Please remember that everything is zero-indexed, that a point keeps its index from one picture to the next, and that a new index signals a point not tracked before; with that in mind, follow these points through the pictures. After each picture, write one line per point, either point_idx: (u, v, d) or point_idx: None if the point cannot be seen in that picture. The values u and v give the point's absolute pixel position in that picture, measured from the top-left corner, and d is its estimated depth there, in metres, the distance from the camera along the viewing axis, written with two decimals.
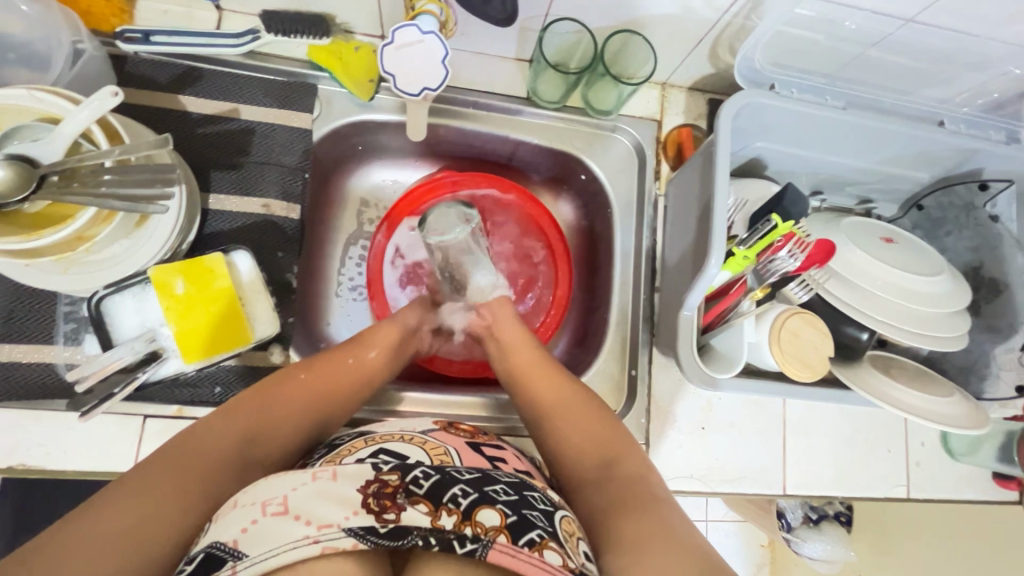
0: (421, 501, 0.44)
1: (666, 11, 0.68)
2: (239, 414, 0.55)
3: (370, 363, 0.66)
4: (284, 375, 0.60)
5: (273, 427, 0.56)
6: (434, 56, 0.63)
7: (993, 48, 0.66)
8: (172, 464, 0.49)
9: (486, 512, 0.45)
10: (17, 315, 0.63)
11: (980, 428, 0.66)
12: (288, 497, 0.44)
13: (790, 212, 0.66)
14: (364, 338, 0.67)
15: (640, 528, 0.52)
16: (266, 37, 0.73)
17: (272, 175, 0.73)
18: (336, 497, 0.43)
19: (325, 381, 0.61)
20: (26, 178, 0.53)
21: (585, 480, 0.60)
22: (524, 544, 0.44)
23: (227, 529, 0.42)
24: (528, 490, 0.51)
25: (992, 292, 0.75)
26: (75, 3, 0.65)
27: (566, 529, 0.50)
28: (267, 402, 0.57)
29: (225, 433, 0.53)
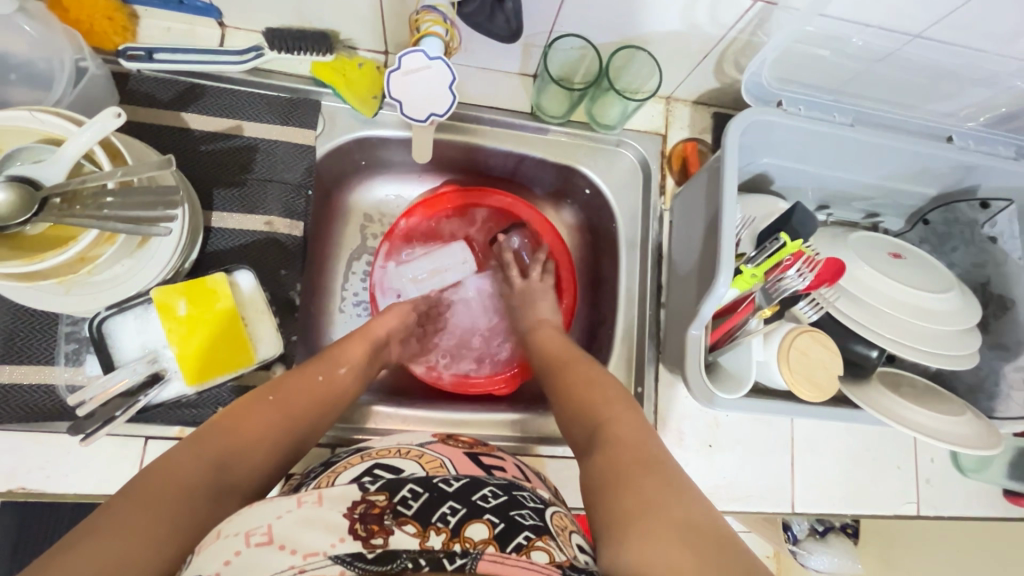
0: (408, 522, 0.43)
1: (671, 27, 0.67)
2: (210, 439, 0.52)
3: (341, 380, 0.64)
4: (251, 399, 0.57)
5: (245, 452, 0.53)
6: (440, 82, 0.61)
7: (1000, 64, 0.66)
8: (142, 498, 0.44)
9: (474, 526, 0.44)
10: (16, 336, 0.63)
11: (992, 448, 0.64)
12: (272, 527, 0.42)
13: (798, 231, 0.65)
14: (331, 356, 0.66)
15: (640, 497, 0.49)
16: (269, 54, 0.72)
17: (275, 193, 0.73)
18: (323, 523, 0.42)
19: (297, 399, 0.59)
20: (26, 200, 0.52)
21: (587, 446, 0.58)
22: (511, 550, 0.43)
23: (208, 561, 0.40)
24: (518, 490, 0.51)
25: (1001, 308, 0.74)
26: (77, 21, 0.65)
27: (557, 523, 0.50)
28: (237, 426, 0.54)
29: (196, 460, 0.49)
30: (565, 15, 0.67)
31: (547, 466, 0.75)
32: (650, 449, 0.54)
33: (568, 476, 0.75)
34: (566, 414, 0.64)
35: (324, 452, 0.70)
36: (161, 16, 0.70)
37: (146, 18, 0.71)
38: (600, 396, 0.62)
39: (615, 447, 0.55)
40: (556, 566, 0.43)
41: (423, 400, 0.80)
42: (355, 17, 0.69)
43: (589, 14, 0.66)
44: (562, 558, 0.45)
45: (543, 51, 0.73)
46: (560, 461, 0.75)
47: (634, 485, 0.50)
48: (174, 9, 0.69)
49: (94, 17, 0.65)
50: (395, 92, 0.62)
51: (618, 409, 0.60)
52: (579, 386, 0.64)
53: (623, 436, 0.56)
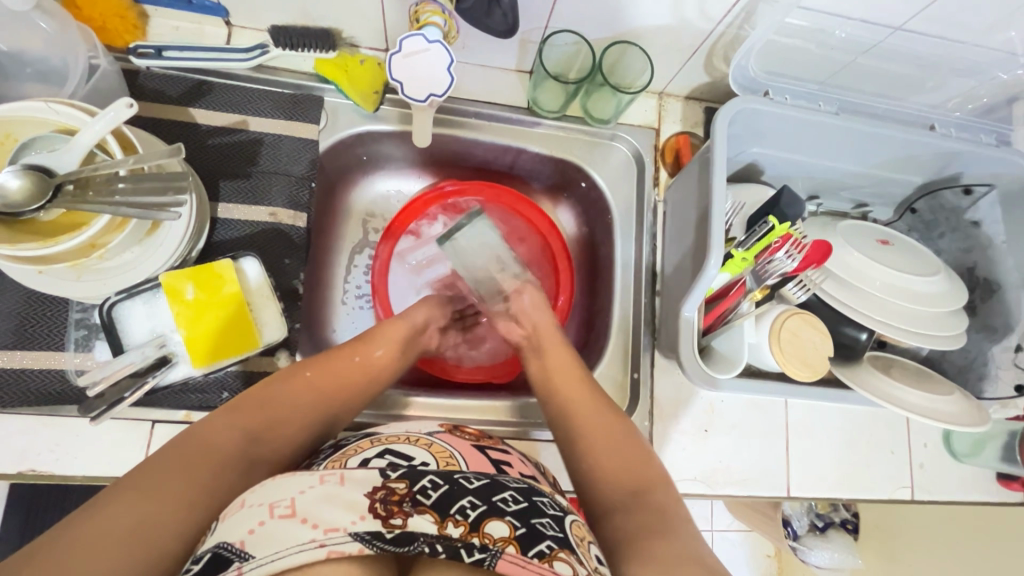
0: (428, 510, 0.45)
1: (662, 22, 0.70)
2: (248, 409, 0.55)
3: (377, 362, 0.65)
4: (289, 374, 0.60)
5: (278, 426, 0.55)
6: (439, 63, 0.64)
7: (980, 54, 0.68)
8: (178, 461, 0.47)
9: (494, 524, 0.46)
10: (28, 322, 0.64)
11: (981, 424, 0.66)
12: (296, 500, 0.43)
13: (787, 214, 0.66)
14: (369, 337, 0.67)
15: (678, 563, 0.48)
16: (274, 51, 0.75)
17: (279, 184, 0.75)
18: (342, 501, 0.44)
19: (333, 377, 0.61)
20: (41, 186, 0.54)
21: (616, 504, 0.57)
22: (533, 556, 0.44)
23: (234, 528, 0.42)
24: (537, 496, 0.51)
25: (988, 292, 0.76)
26: (91, 20, 0.67)
27: (576, 534, 0.50)
28: (274, 399, 0.57)
29: (233, 429, 0.52)
30: (560, 11, 0.69)
31: (545, 451, 0.76)
32: (676, 518, 0.55)
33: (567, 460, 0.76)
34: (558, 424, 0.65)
35: None
36: (170, 15, 0.73)
37: (156, 17, 0.73)
38: (625, 448, 0.61)
39: (642, 513, 0.55)
40: None
41: (425, 388, 0.81)
42: (358, 15, 0.72)
43: (583, 10, 0.69)
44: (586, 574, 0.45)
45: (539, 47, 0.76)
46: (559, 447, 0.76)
47: (663, 549, 0.50)
48: (183, 9, 0.72)
49: (107, 16, 0.68)
50: (399, 76, 0.65)
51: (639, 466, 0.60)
52: (596, 430, 0.63)
53: (652, 506, 0.56)
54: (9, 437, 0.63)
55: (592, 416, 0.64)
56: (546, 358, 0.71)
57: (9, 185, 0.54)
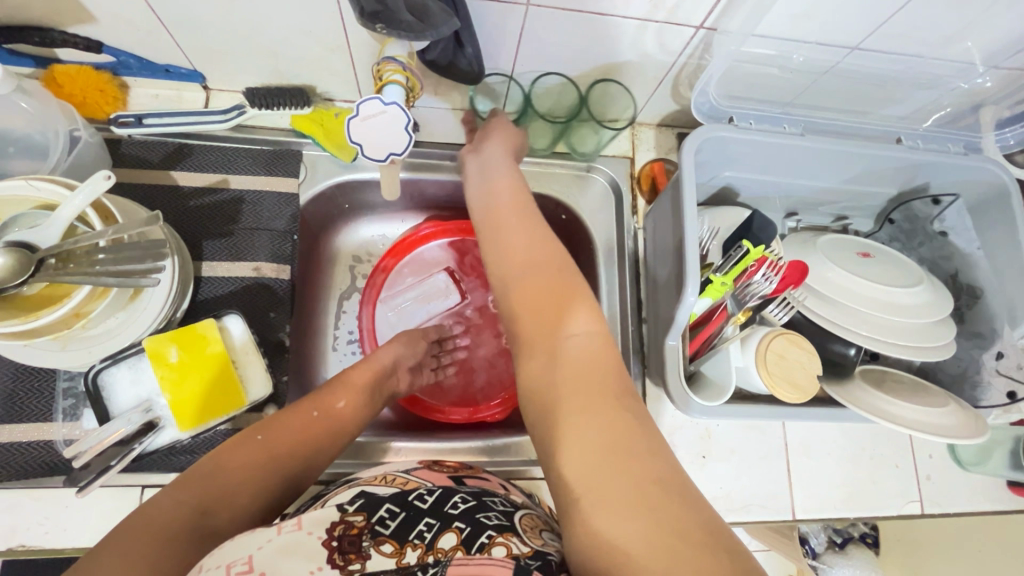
0: (386, 540, 0.45)
1: (626, 58, 0.72)
2: (195, 482, 0.52)
3: (340, 413, 0.65)
4: (241, 439, 0.58)
5: (231, 493, 0.53)
6: (396, 124, 0.63)
7: (939, 67, 0.70)
8: (125, 545, 0.45)
9: (445, 536, 0.46)
10: (17, 395, 0.65)
11: (981, 436, 0.64)
12: (253, 556, 0.42)
13: (760, 238, 0.68)
14: (332, 389, 0.67)
15: (604, 446, 0.46)
16: (252, 111, 0.77)
17: (262, 240, 0.76)
18: (301, 550, 0.43)
19: (290, 434, 0.60)
20: (24, 264, 0.55)
21: (552, 371, 0.53)
22: (475, 550, 0.44)
23: None
24: (487, 496, 0.53)
25: (974, 298, 0.75)
26: (71, 95, 0.69)
27: (526, 523, 0.51)
28: (223, 467, 0.55)
29: (180, 505, 0.50)
30: (525, 54, 0.72)
31: (543, 488, 0.75)
32: (608, 380, 0.51)
33: None
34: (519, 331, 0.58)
35: (318, 489, 0.71)
36: (150, 84, 0.75)
37: (136, 87, 0.76)
38: (565, 301, 0.57)
39: (575, 380, 0.51)
40: (513, 557, 0.44)
41: (416, 432, 0.81)
42: (329, 72, 0.74)
43: (548, 53, 0.71)
44: (523, 550, 0.45)
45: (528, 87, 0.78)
46: None
47: (587, 425, 0.47)
48: (162, 78, 0.74)
49: (87, 91, 0.70)
50: (357, 137, 0.64)
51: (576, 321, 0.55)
52: (534, 292, 0.58)
53: (587, 368, 0.52)
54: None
55: (532, 270, 0.60)
56: (506, 258, 0.62)
57: None
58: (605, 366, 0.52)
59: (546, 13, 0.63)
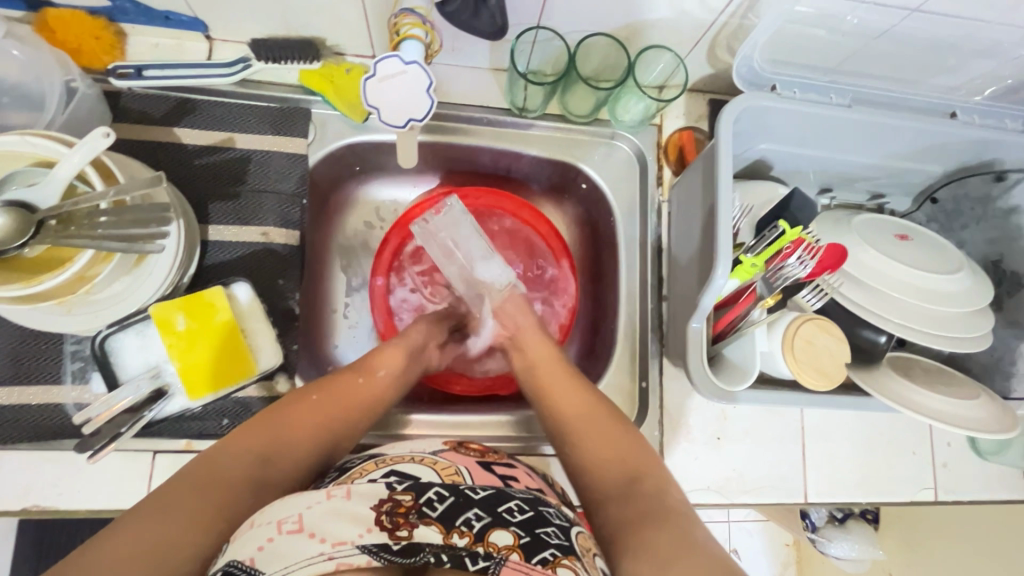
0: (433, 522, 0.45)
1: (660, 15, 0.66)
2: (254, 433, 0.54)
3: (380, 381, 0.64)
4: (297, 397, 0.59)
5: (286, 450, 0.54)
6: (417, 86, 0.60)
7: (1005, 33, 0.63)
8: (187, 492, 0.47)
9: (498, 533, 0.46)
10: (25, 357, 0.64)
11: (1008, 431, 0.62)
12: (303, 516, 0.44)
13: (798, 217, 0.64)
14: (371, 359, 0.65)
15: (652, 530, 0.51)
16: (257, 65, 0.72)
17: (269, 203, 0.73)
18: (350, 515, 0.44)
19: (336, 400, 0.60)
20: (23, 224, 0.52)
21: (605, 493, 0.58)
22: (537, 562, 0.45)
23: (243, 546, 0.42)
24: (544, 505, 0.52)
25: (1014, 286, 0.72)
26: (65, 43, 0.65)
27: (583, 544, 0.51)
28: (281, 424, 0.55)
29: (242, 454, 0.52)
30: (552, 8, 0.65)
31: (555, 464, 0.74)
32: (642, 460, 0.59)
33: None
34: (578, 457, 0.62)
35: None
36: (149, 32, 0.70)
37: (134, 35, 0.71)
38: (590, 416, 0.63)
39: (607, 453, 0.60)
40: None
41: (428, 403, 0.80)
42: (338, 22, 0.69)
43: (576, 7, 0.65)
44: None
45: (573, 48, 0.73)
46: None
47: (641, 507, 0.54)
48: (160, 25, 0.69)
49: (82, 38, 0.66)
50: (371, 101, 0.60)
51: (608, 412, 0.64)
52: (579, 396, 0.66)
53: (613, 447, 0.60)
54: (12, 475, 0.62)
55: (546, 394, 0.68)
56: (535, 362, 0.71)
57: None
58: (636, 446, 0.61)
59: None
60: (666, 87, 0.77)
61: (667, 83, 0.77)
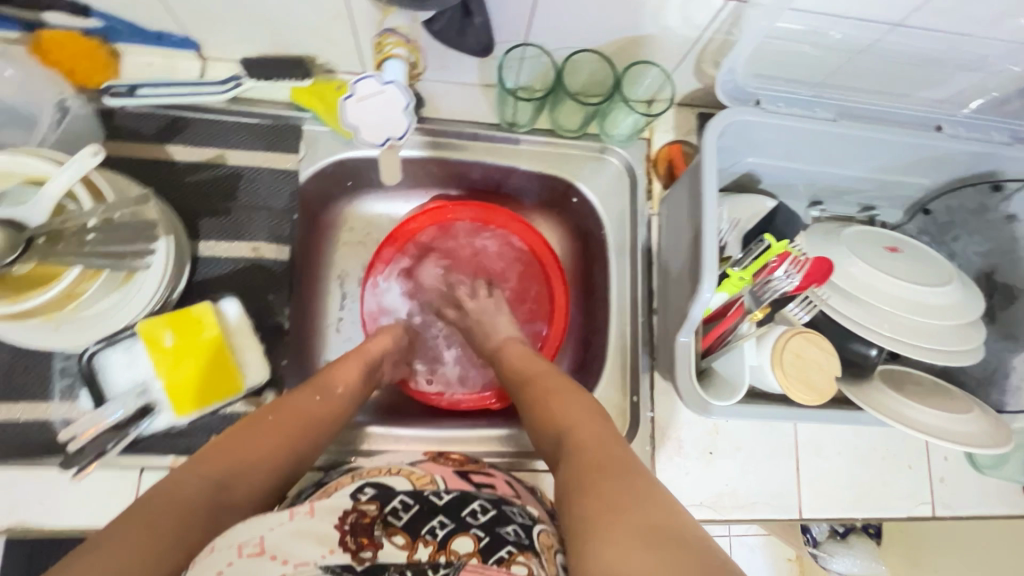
0: (398, 532, 0.47)
1: (645, 31, 0.67)
2: (210, 461, 0.52)
3: (339, 400, 0.64)
4: (252, 420, 0.58)
5: (246, 472, 0.52)
6: (396, 106, 0.60)
7: (989, 47, 0.63)
8: (143, 515, 0.45)
9: (460, 540, 0.47)
10: (16, 373, 0.64)
11: (1003, 446, 0.61)
12: (264, 538, 0.44)
13: (784, 231, 0.69)
14: (327, 376, 0.66)
15: (593, 490, 0.48)
16: (248, 83, 0.73)
17: (260, 219, 0.73)
18: (312, 534, 0.45)
19: (294, 420, 0.59)
20: (10, 241, 0.52)
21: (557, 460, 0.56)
22: (493, 561, 0.46)
23: (203, 572, 0.41)
24: (506, 504, 0.53)
25: (1008, 299, 0.72)
26: (59, 63, 0.66)
27: (545, 541, 0.51)
28: (237, 447, 0.54)
29: (196, 482, 0.49)
30: (537, 25, 0.66)
31: (544, 480, 0.73)
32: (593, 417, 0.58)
33: None
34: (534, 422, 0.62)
35: (317, 475, 0.70)
36: (141, 51, 0.71)
37: (129, 55, 0.72)
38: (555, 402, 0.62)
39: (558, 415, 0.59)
40: None
41: (418, 418, 0.79)
42: (329, 40, 0.70)
43: (562, 25, 0.66)
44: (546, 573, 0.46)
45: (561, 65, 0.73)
46: None
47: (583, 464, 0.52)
48: (154, 45, 0.70)
49: (76, 58, 0.66)
50: (353, 120, 0.61)
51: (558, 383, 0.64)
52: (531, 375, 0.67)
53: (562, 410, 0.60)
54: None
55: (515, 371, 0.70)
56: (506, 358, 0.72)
57: None
58: (584, 404, 0.60)
59: None
60: (654, 102, 0.78)
61: (654, 98, 0.78)
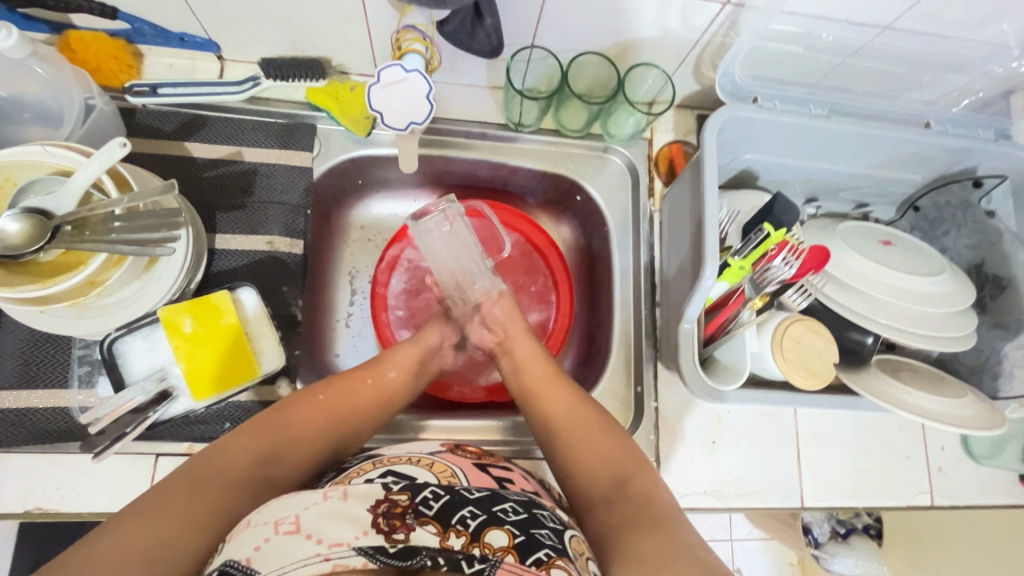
0: (429, 521, 0.45)
1: (647, 34, 0.70)
2: (259, 436, 0.56)
3: (390, 383, 0.66)
4: (304, 395, 0.61)
5: (289, 449, 0.56)
6: (419, 92, 0.64)
7: (973, 49, 0.67)
8: (190, 487, 0.48)
9: (493, 534, 0.46)
10: (34, 361, 0.66)
11: (996, 428, 0.64)
12: (300, 517, 0.44)
13: (782, 221, 0.66)
14: (379, 361, 0.67)
15: (640, 536, 0.52)
16: (266, 83, 0.76)
17: (275, 214, 0.75)
18: (346, 516, 0.43)
19: (343, 402, 0.62)
20: (40, 229, 0.55)
21: (598, 497, 0.60)
22: (531, 563, 0.44)
23: (241, 546, 0.42)
24: (538, 509, 0.52)
25: (998, 289, 0.74)
26: (85, 62, 0.69)
27: (575, 548, 0.50)
28: (285, 424, 0.58)
29: (244, 454, 0.53)
30: (544, 28, 0.70)
31: (550, 468, 0.75)
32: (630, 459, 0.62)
33: None
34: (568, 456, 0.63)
35: None
36: (164, 53, 0.74)
37: (150, 56, 0.75)
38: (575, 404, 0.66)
39: (596, 450, 0.63)
40: None
41: (427, 409, 0.81)
42: (344, 42, 0.73)
43: (567, 29, 0.70)
44: None
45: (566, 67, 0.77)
46: None
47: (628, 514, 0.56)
48: (175, 46, 0.73)
49: (101, 58, 0.69)
50: (377, 106, 0.65)
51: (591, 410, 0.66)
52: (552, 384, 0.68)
53: (605, 448, 0.63)
54: (17, 477, 0.63)
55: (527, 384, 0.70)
56: (524, 362, 0.71)
57: (8, 230, 0.55)
58: (622, 442, 0.63)
59: None
60: (655, 103, 0.80)
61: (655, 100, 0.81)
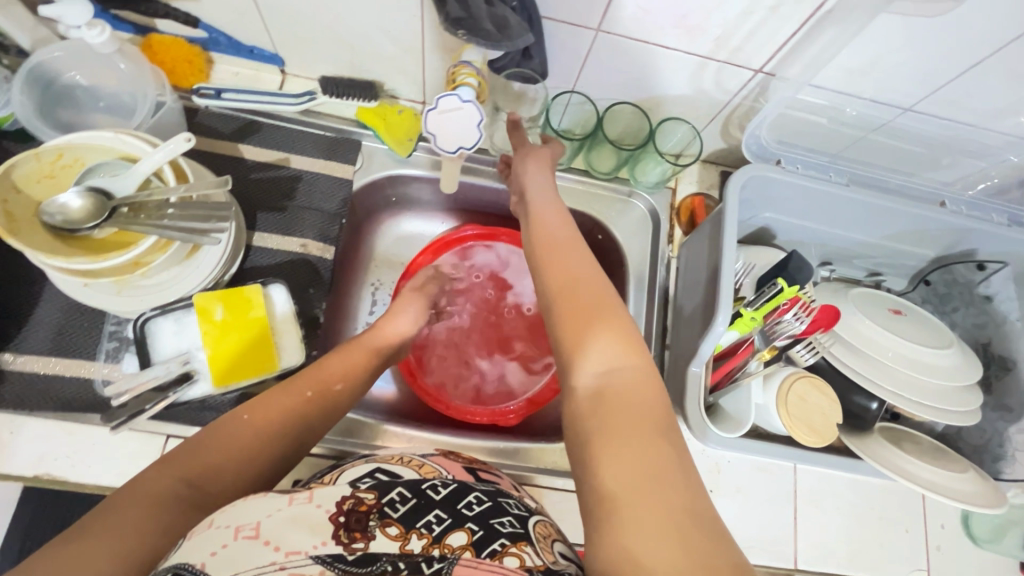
0: (393, 522, 0.45)
1: (682, 91, 0.75)
2: (180, 456, 0.48)
3: (336, 394, 0.60)
4: (226, 418, 0.53)
5: (218, 470, 0.49)
6: (470, 122, 0.68)
7: (990, 138, 0.70)
8: (114, 518, 0.42)
9: (454, 534, 0.45)
10: (68, 331, 0.69)
11: (998, 508, 0.64)
12: (262, 523, 0.42)
13: (796, 278, 0.69)
14: (324, 368, 0.62)
15: (629, 452, 0.44)
16: (321, 98, 0.82)
17: (312, 219, 0.79)
18: (307, 521, 0.42)
19: (275, 419, 0.54)
20: (98, 207, 0.60)
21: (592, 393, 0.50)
22: (486, 555, 0.43)
23: (195, 551, 0.39)
24: (503, 498, 0.53)
25: (1003, 369, 0.75)
26: (162, 62, 0.75)
27: (539, 531, 0.50)
28: (209, 446, 0.50)
29: (167, 479, 0.46)
30: (586, 77, 0.75)
31: (548, 497, 0.76)
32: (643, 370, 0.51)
33: (569, 509, 0.75)
34: (568, 345, 0.54)
35: (329, 463, 0.73)
36: (233, 62, 0.81)
37: (220, 64, 0.81)
38: (600, 321, 0.54)
39: (608, 348, 0.52)
40: (527, 569, 0.43)
41: (432, 425, 0.82)
42: (399, 70, 0.79)
43: (608, 78, 0.75)
44: (536, 563, 0.44)
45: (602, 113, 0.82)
46: (560, 495, 0.76)
47: (622, 422, 0.46)
48: (245, 57, 0.80)
49: (177, 60, 0.76)
50: (431, 129, 0.69)
51: (601, 306, 0.55)
52: (571, 272, 0.59)
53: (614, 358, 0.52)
54: (32, 440, 0.66)
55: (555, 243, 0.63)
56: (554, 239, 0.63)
57: (70, 204, 0.59)
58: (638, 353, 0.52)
59: (612, 40, 0.67)
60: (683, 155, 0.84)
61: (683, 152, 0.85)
